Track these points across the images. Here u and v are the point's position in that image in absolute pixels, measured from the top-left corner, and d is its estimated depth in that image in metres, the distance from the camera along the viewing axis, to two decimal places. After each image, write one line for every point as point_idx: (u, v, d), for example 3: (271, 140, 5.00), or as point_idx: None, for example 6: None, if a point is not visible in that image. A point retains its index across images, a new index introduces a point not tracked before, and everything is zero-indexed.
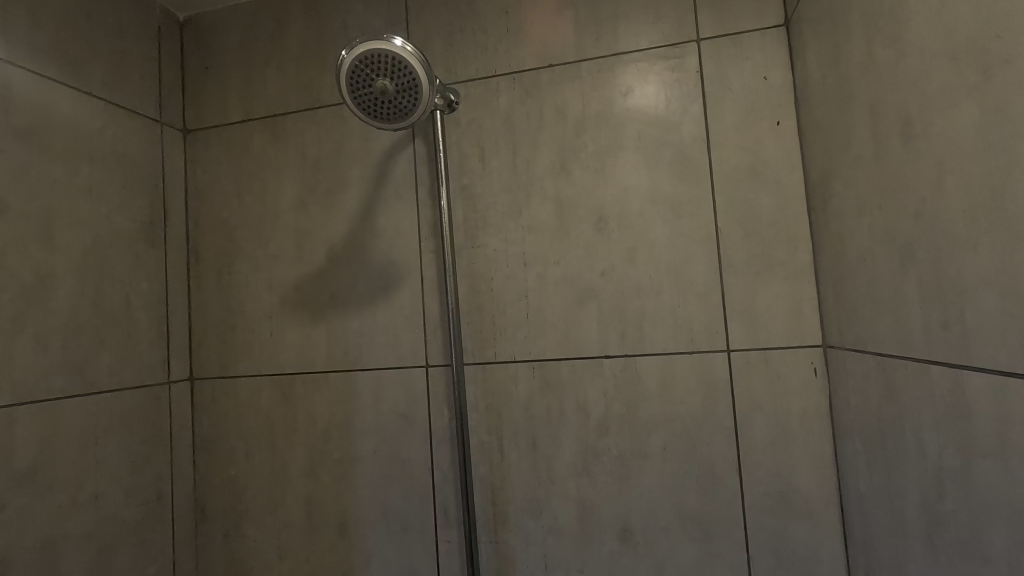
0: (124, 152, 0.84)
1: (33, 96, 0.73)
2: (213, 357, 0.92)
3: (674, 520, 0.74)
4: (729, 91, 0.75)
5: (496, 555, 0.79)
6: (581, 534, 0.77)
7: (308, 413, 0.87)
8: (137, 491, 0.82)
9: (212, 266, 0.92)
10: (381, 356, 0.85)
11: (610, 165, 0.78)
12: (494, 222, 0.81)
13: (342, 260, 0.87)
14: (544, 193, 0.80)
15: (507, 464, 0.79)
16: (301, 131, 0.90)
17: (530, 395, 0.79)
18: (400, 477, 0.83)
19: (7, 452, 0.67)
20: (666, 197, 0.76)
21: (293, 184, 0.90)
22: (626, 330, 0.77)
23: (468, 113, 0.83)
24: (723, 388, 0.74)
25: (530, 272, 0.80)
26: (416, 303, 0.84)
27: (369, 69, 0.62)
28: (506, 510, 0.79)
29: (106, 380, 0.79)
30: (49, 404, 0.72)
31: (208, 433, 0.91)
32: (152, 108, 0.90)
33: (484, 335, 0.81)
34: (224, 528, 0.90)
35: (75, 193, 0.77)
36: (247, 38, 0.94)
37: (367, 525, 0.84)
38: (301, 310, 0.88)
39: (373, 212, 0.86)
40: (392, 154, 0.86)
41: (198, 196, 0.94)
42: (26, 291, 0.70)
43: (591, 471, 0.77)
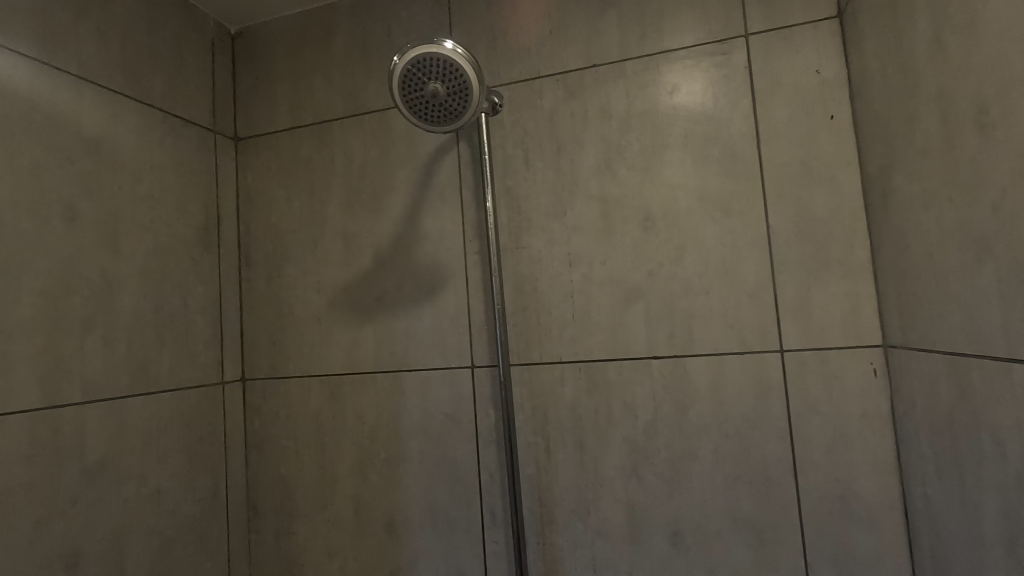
0: (181, 160, 0.88)
1: (101, 108, 0.77)
2: (264, 358, 0.94)
3: (726, 524, 0.73)
4: (780, 85, 0.74)
5: (544, 556, 0.79)
6: (630, 537, 0.76)
7: (356, 413, 0.88)
8: (195, 487, 0.85)
9: (263, 270, 0.95)
10: (427, 357, 0.86)
11: (657, 164, 0.77)
12: (539, 223, 0.82)
13: (388, 262, 0.88)
14: (590, 193, 0.80)
15: (554, 466, 0.79)
16: (348, 137, 0.92)
17: (577, 396, 0.79)
18: (447, 477, 0.84)
19: (77, 448, 0.70)
20: (715, 196, 0.75)
21: (340, 189, 0.92)
22: (675, 330, 0.76)
23: (512, 115, 0.84)
24: (777, 389, 0.72)
25: (576, 272, 0.80)
26: (461, 304, 0.85)
27: (420, 72, 0.63)
28: (554, 511, 0.79)
29: (166, 379, 0.82)
30: (116, 402, 0.75)
31: (259, 432, 0.94)
32: (206, 117, 0.93)
33: (530, 335, 0.81)
34: (275, 525, 0.92)
35: (138, 200, 0.81)
36: (295, 47, 0.96)
37: (414, 524, 0.85)
38: (349, 312, 0.90)
39: (419, 215, 0.88)
40: (436, 157, 0.87)
41: (249, 202, 0.97)
42: (95, 294, 0.74)
43: (640, 473, 0.76)
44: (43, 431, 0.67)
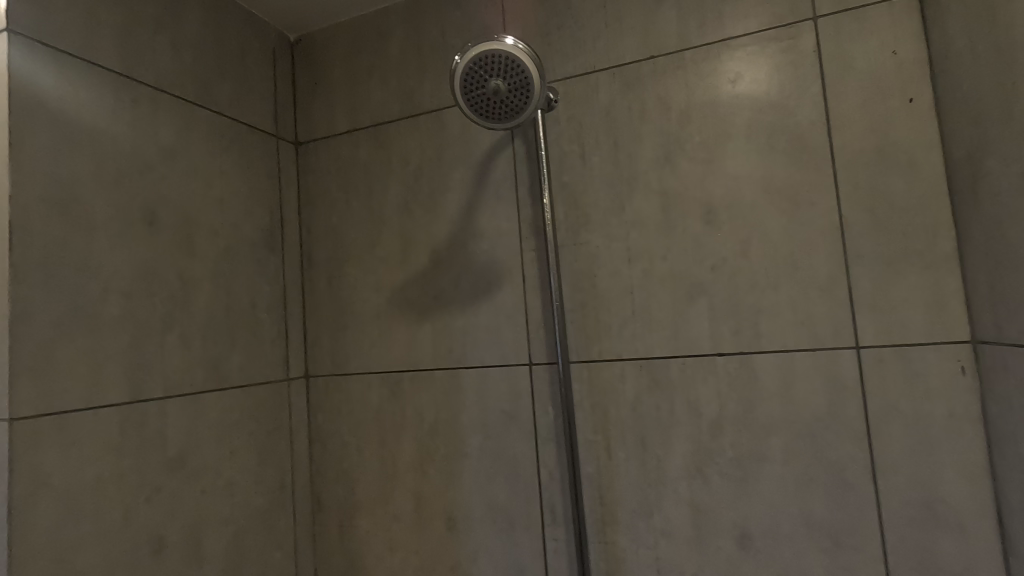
0: (247, 165, 0.91)
1: (176, 117, 0.81)
2: (326, 356, 0.97)
3: (799, 528, 0.70)
4: (852, 69, 0.70)
5: (605, 556, 0.78)
6: (696, 538, 0.74)
7: (416, 410, 0.90)
8: (264, 480, 0.88)
9: (324, 270, 0.98)
10: (485, 354, 0.86)
11: (720, 155, 0.75)
12: (597, 218, 0.81)
13: (445, 261, 0.89)
14: (649, 187, 0.78)
15: (615, 464, 0.78)
16: (404, 138, 0.93)
17: (639, 394, 0.77)
18: (506, 473, 0.84)
19: (160, 440, 0.74)
20: (782, 187, 0.72)
21: (397, 189, 0.93)
22: (741, 326, 0.73)
23: (567, 111, 0.83)
24: (852, 388, 0.69)
25: (635, 268, 0.78)
26: (518, 302, 0.85)
27: (482, 70, 0.64)
28: (616, 510, 0.78)
29: (237, 375, 0.85)
30: (193, 397, 0.78)
31: (322, 428, 0.96)
32: (269, 123, 0.97)
33: (589, 332, 0.80)
34: (339, 518, 0.95)
35: (210, 204, 0.84)
36: (352, 51, 0.99)
37: (474, 520, 0.86)
38: (407, 310, 0.91)
39: (474, 213, 0.88)
40: (492, 155, 0.87)
41: (310, 204, 1.00)
42: (173, 294, 0.77)
43: (705, 473, 0.74)
44: (130, 424, 0.70)
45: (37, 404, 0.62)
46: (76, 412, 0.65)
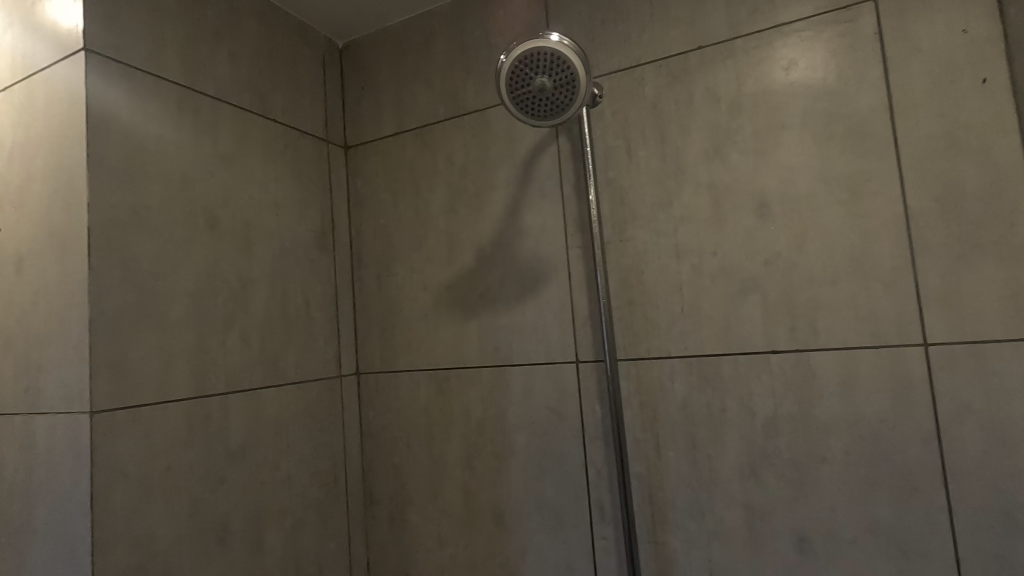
0: (300, 170, 0.95)
1: (234, 125, 0.85)
2: (376, 353, 0.99)
3: (862, 533, 0.67)
4: (917, 51, 0.67)
5: (656, 556, 0.77)
6: (751, 541, 0.72)
7: (463, 407, 0.91)
8: (319, 473, 0.91)
9: (373, 269, 1.00)
10: (531, 351, 0.86)
11: (773, 146, 0.73)
12: (644, 214, 0.79)
13: (491, 259, 0.90)
14: (698, 181, 0.76)
15: (665, 463, 0.77)
16: (449, 138, 0.95)
17: (689, 392, 0.76)
18: (554, 471, 0.84)
19: (224, 433, 0.77)
20: (841, 176, 0.69)
21: (443, 189, 0.95)
22: (797, 323, 0.71)
23: (612, 106, 0.82)
24: (920, 388, 0.65)
25: (684, 263, 0.77)
26: (564, 299, 0.84)
27: (527, 68, 0.64)
28: (666, 510, 0.76)
29: (293, 372, 0.89)
30: (254, 392, 0.82)
31: (373, 424, 0.99)
32: (320, 128, 1.00)
33: (637, 329, 0.79)
34: (390, 511, 0.97)
35: (267, 207, 0.88)
36: (398, 55, 1.01)
37: (522, 517, 0.86)
38: (453, 309, 0.93)
39: (519, 211, 0.88)
40: (537, 152, 0.87)
41: (359, 205, 1.03)
42: (234, 294, 0.81)
43: (760, 474, 0.72)
44: (197, 417, 0.74)
45: (114, 398, 0.66)
46: (149, 405, 0.69)
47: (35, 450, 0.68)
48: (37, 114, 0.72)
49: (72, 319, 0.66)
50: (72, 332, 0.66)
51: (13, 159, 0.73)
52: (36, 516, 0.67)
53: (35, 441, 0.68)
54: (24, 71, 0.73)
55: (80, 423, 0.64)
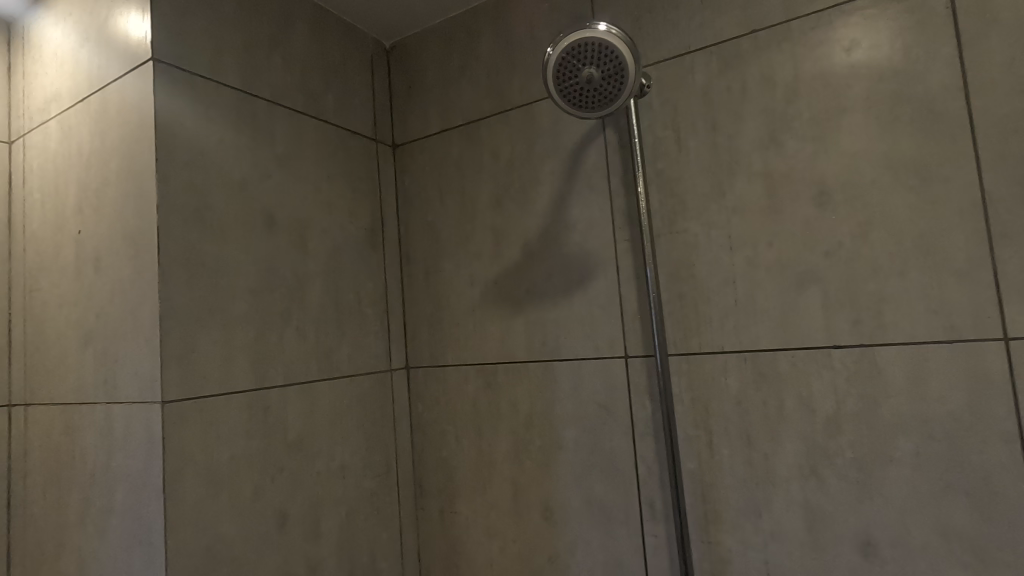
0: (351, 169, 0.97)
1: (289, 127, 0.88)
2: (424, 348, 1.01)
3: (934, 538, 0.63)
4: (995, 25, 0.62)
5: (709, 556, 0.75)
6: (811, 544, 0.69)
7: (511, 401, 0.91)
8: (372, 464, 0.93)
9: (421, 265, 1.02)
10: (579, 346, 0.86)
11: (834, 131, 0.69)
12: (695, 205, 0.77)
13: (537, 254, 0.90)
14: (752, 170, 0.74)
15: (719, 462, 0.75)
16: (495, 134, 0.95)
17: (743, 388, 0.73)
18: (603, 467, 0.83)
19: (283, 424, 0.81)
20: (908, 162, 0.65)
21: (489, 185, 0.95)
22: (861, 317, 0.67)
23: (661, 96, 0.80)
24: (999, 385, 0.61)
25: (738, 256, 0.74)
26: (612, 294, 0.83)
27: (575, 59, 0.63)
28: (720, 509, 0.74)
29: (346, 366, 0.91)
30: (310, 385, 0.85)
31: (423, 417, 1.01)
32: (369, 128, 1.02)
33: (688, 324, 0.77)
34: (440, 503, 0.98)
35: (319, 206, 0.91)
36: (444, 53, 1.02)
37: (571, 512, 0.86)
38: (500, 304, 0.93)
39: (566, 206, 0.88)
40: (583, 146, 0.87)
41: (407, 203, 1.05)
42: (290, 290, 0.84)
43: (821, 474, 0.69)
44: (257, 409, 0.78)
45: (182, 389, 0.70)
46: (214, 396, 0.73)
47: (114, 437, 0.72)
48: (111, 123, 0.76)
49: (144, 314, 0.70)
50: (144, 327, 0.70)
51: (90, 165, 0.79)
52: (115, 499, 0.72)
53: (113, 429, 0.72)
54: (99, 82, 0.78)
55: (152, 412, 0.68)
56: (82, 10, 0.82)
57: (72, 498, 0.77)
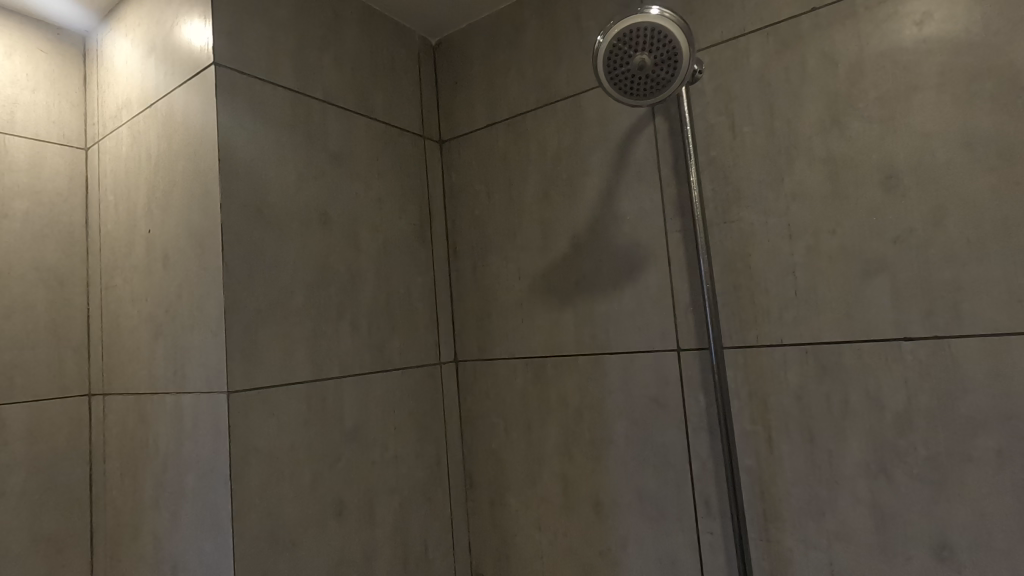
0: (400, 166, 0.99)
1: (341, 126, 0.90)
2: (473, 341, 1.02)
3: (1019, 543, 0.59)
4: None
5: (769, 555, 0.73)
6: (880, 546, 0.66)
7: (560, 394, 0.91)
8: (423, 455, 0.95)
9: (469, 259, 1.03)
10: (629, 339, 0.84)
11: (903, 111, 0.65)
12: (751, 193, 0.75)
13: (586, 246, 0.89)
14: (813, 154, 0.71)
15: (778, 458, 0.72)
16: (541, 126, 0.94)
17: (805, 382, 0.71)
18: (655, 461, 0.82)
19: (339, 414, 0.83)
20: (988, 140, 0.61)
21: (537, 177, 0.95)
22: (935, 307, 0.64)
23: (713, 81, 0.78)
24: None
25: (797, 245, 0.71)
26: (664, 286, 0.82)
27: (626, 46, 0.62)
28: (780, 507, 0.72)
29: (398, 359, 0.93)
30: (364, 377, 0.87)
31: (472, 410, 1.02)
32: (417, 124, 1.04)
33: (744, 316, 0.75)
34: (490, 495, 0.99)
35: (371, 203, 0.93)
36: (489, 47, 1.02)
37: (623, 507, 0.85)
38: (549, 297, 0.93)
39: (615, 196, 0.87)
40: (632, 135, 0.85)
41: (454, 198, 1.06)
42: (344, 285, 0.86)
43: (891, 473, 0.65)
44: (315, 399, 0.80)
45: (247, 380, 0.73)
46: (275, 387, 0.76)
47: (183, 425, 0.76)
48: (177, 127, 0.80)
49: (210, 308, 0.73)
50: (210, 320, 0.73)
51: (158, 167, 0.83)
52: (185, 484, 0.75)
53: (183, 418, 0.76)
54: (165, 88, 0.82)
55: (219, 402, 0.71)
56: (149, 21, 0.86)
57: (146, 481, 0.82)
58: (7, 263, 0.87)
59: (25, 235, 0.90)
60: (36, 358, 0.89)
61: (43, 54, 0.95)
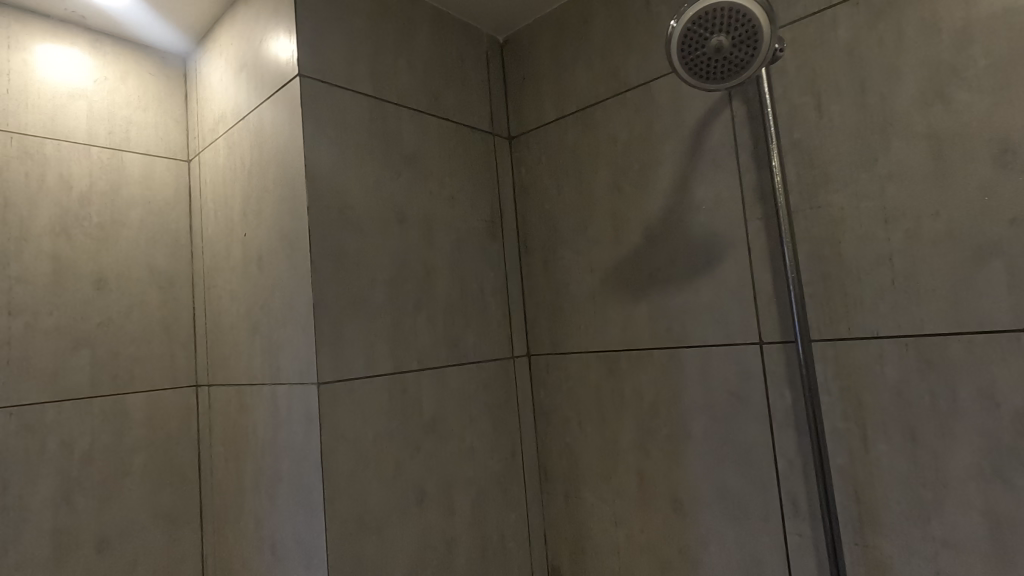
0: (471, 164, 1.01)
1: (414, 127, 0.93)
2: (545, 335, 1.02)
3: None
4: None
5: (864, 561, 0.68)
6: (997, 556, 0.60)
7: (635, 388, 0.90)
8: (498, 446, 0.97)
9: (540, 254, 1.04)
10: (707, 332, 0.82)
11: (1019, 78, 0.59)
12: (840, 175, 0.70)
13: (659, 237, 0.87)
14: (911, 131, 0.65)
15: (875, 458, 0.68)
16: (611, 116, 0.93)
17: (904, 377, 0.66)
18: (737, 458, 0.79)
19: (418, 406, 0.86)
20: None
21: (607, 169, 0.94)
22: None
23: (796, 59, 0.74)
24: None
25: (894, 230, 0.66)
26: (744, 276, 0.79)
27: (702, 29, 0.60)
28: (877, 510, 0.67)
29: (472, 352, 0.95)
30: (440, 370, 0.90)
31: (545, 404, 1.03)
32: (486, 122, 1.05)
33: (834, 307, 0.70)
34: (564, 488, 1.00)
35: (444, 200, 0.95)
36: (557, 40, 1.02)
37: (702, 505, 0.83)
38: (622, 290, 0.91)
39: (689, 185, 0.84)
40: (707, 120, 0.82)
41: (524, 193, 1.07)
42: (420, 281, 0.90)
43: (1008, 477, 0.60)
44: (396, 391, 0.84)
45: (334, 372, 0.77)
46: (360, 379, 0.80)
47: (279, 414, 0.82)
48: (267, 137, 0.86)
49: (300, 305, 0.78)
50: (301, 316, 0.78)
51: (251, 175, 0.89)
52: (282, 468, 0.81)
53: (278, 407, 0.82)
54: (256, 101, 0.88)
55: (310, 393, 0.76)
56: (240, 39, 0.93)
57: (247, 466, 0.89)
58: (126, 266, 0.97)
59: (140, 240, 0.99)
60: (152, 352, 0.99)
61: (152, 77, 1.05)
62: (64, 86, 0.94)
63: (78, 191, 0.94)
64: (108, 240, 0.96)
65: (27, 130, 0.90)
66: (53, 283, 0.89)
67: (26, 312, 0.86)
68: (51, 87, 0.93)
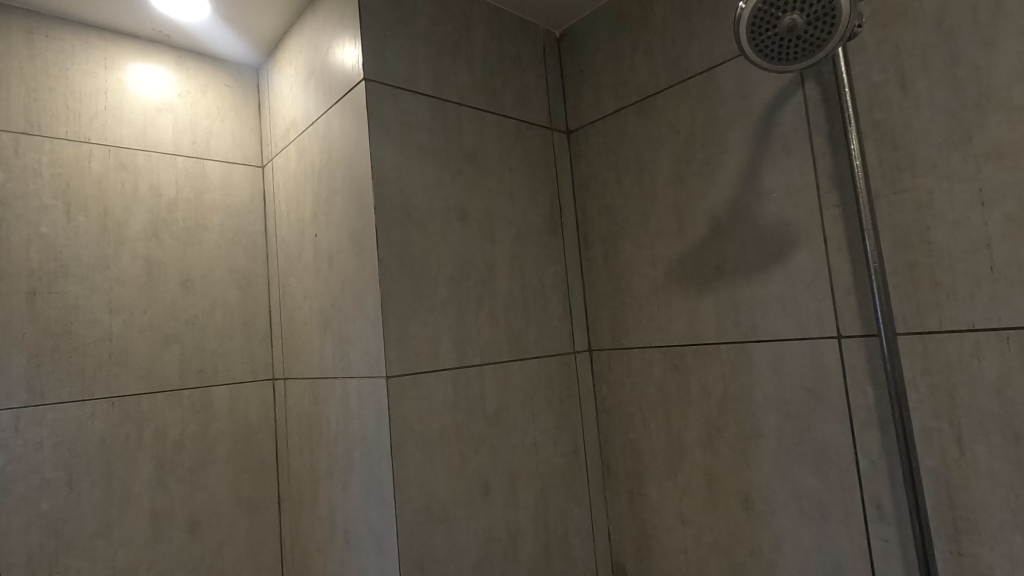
0: (529, 159, 1.01)
1: (474, 125, 0.94)
2: (607, 330, 1.01)
3: None
4: None
5: (960, 570, 0.64)
6: None
7: (702, 384, 0.87)
8: (561, 441, 0.97)
9: (600, 248, 1.03)
10: (780, 326, 0.78)
11: None
12: (928, 157, 0.65)
13: (726, 228, 0.84)
14: (1011, 106, 0.60)
15: (971, 460, 0.63)
16: (673, 105, 0.91)
17: (1005, 374, 0.61)
18: (813, 458, 0.76)
19: (481, 400, 0.87)
20: None
21: (669, 159, 0.91)
22: None
23: (876, 35, 0.69)
24: None
25: (992, 214, 0.61)
26: (819, 267, 0.75)
27: (772, 8, 0.58)
28: (974, 517, 0.63)
29: (534, 347, 0.96)
30: (503, 365, 0.91)
31: (608, 399, 1.02)
32: (544, 117, 1.05)
33: (922, 298, 0.66)
34: (628, 485, 0.98)
35: (503, 196, 0.96)
36: (615, 30, 1.00)
37: (776, 506, 0.79)
38: (686, 283, 0.89)
39: (758, 173, 0.81)
40: (777, 105, 0.79)
41: (584, 187, 1.06)
42: (482, 277, 0.91)
43: None
44: (460, 386, 0.85)
45: (402, 366, 0.79)
46: (426, 373, 0.82)
47: (350, 406, 0.85)
48: (334, 140, 0.89)
49: (369, 301, 0.81)
50: (369, 312, 0.81)
51: (320, 177, 0.93)
52: (353, 458, 0.85)
53: (350, 400, 0.86)
54: (324, 106, 0.92)
55: (379, 386, 0.79)
56: (308, 47, 0.97)
57: (321, 455, 0.93)
58: (209, 267, 1.04)
59: (221, 242, 1.06)
60: (234, 347, 1.05)
61: (229, 88, 1.11)
62: (152, 102, 1.02)
63: (167, 198, 1.01)
64: (193, 243, 1.03)
65: (122, 143, 0.98)
66: (147, 283, 0.97)
67: (124, 310, 0.94)
68: (142, 102, 1.01)
